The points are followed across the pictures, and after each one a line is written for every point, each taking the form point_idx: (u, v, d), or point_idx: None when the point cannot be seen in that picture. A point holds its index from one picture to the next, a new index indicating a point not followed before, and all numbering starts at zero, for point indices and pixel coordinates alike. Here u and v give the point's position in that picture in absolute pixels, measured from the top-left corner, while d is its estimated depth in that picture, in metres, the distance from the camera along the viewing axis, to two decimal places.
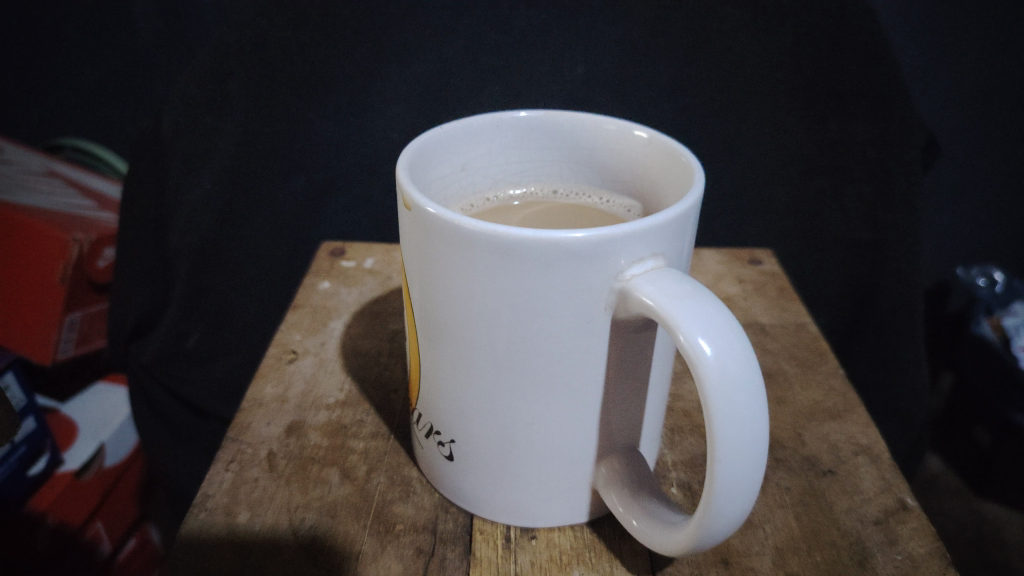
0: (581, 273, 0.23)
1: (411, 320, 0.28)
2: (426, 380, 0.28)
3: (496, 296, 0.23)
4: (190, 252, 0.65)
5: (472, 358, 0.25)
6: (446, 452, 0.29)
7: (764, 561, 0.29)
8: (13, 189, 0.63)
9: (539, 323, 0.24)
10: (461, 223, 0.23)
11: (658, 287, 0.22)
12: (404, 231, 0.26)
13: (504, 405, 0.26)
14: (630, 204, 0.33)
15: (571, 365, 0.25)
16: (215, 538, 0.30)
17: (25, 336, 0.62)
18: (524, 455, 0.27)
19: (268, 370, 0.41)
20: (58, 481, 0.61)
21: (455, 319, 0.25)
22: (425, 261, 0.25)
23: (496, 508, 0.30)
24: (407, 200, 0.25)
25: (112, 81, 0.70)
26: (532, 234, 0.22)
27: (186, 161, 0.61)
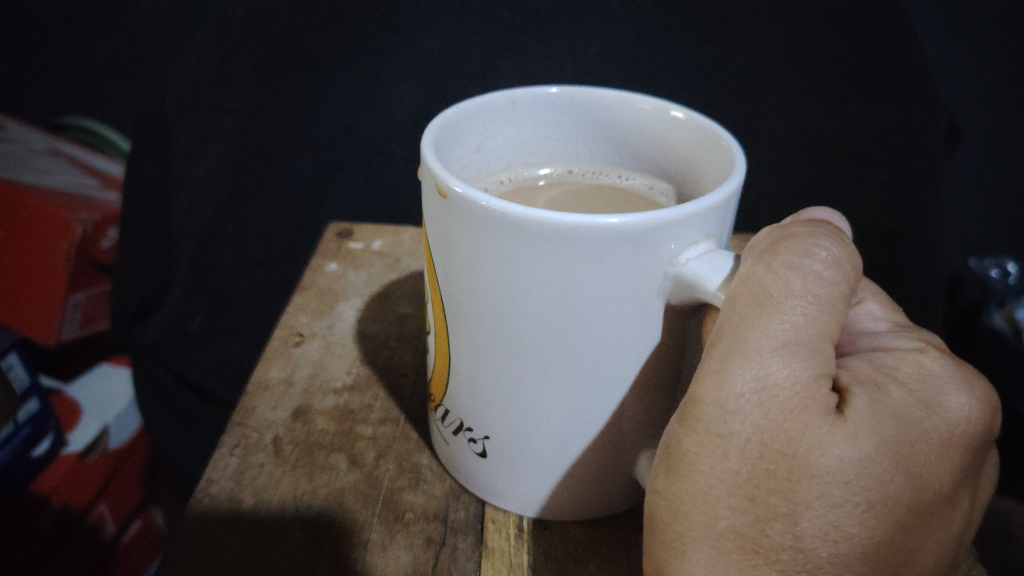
0: (633, 261, 0.21)
1: (440, 315, 0.26)
2: (458, 376, 0.27)
3: (544, 288, 0.22)
4: (196, 232, 0.63)
5: (511, 351, 0.24)
6: (478, 449, 0.28)
7: None
8: (17, 167, 0.61)
9: (586, 313, 0.22)
10: (508, 210, 0.21)
11: (721, 272, 0.21)
12: (432, 219, 0.24)
13: (547, 401, 0.25)
14: (653, 183, 0.32)
15: (618, 356, 0.23)
16: (218, 522, 0.30)
17: (28, 317, 0.62)
18: (566, 450, 0.26)
19: (274, 353, 0.40)
20: (61, 463, 0.61)
21: (495, 312, 0.23)
22: (461, 251, 0.23)
23: (510, 498, 0.29)
24: (441, 184, 0.23)
25: (116, 60, 0.69)
26: (587, 221, 0.20)
27: (190, 137, 0.61)
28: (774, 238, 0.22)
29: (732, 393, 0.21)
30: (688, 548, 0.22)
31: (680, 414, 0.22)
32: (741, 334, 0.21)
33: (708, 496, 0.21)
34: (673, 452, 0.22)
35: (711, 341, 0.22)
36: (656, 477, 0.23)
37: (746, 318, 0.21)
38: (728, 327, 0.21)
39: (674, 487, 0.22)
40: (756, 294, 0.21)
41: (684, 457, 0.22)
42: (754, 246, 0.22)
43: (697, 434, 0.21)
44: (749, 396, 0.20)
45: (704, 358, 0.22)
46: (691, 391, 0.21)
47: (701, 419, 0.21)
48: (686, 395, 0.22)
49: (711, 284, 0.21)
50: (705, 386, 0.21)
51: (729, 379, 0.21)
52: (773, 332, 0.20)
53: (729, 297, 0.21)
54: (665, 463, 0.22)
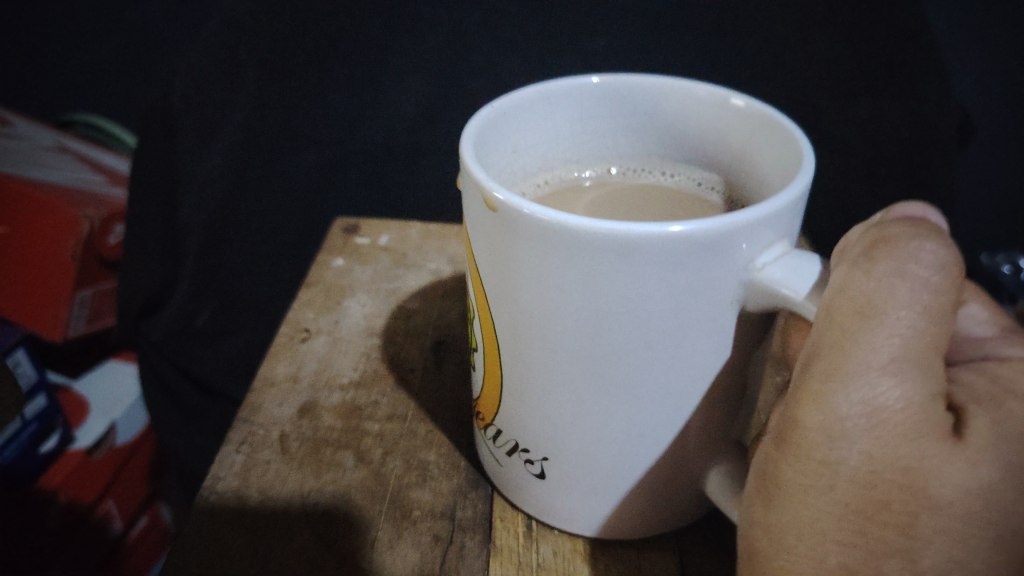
0: (706, 269, 0.19)
1: (489, 332, 0.24)
2: (511, 395, 0.25)
3: (608, 302, 0.20)
4: (201, 229, 0.62)
5: (569, 370, 0.22)
6: (535, 470, 0.26)
7: None
8: (24, 163, 0.62)
9: (653, 327, 0.20)
10: (567, 220, 0.19)
11: (806, 278, 0.20)
12: (475, 233, 0.23)
13: (610, 419, 0.23)
14: (700, 176, 0.32)
15: (686, 370, 0.22)
16: (223, 518, 0.30)
17: (35, 313, 0.62)
18: (630, 470, 0.24)
19: (280, 349, 0.40)
20: (69, 459, 0.61)
21: (552, 329, 0.22)
22: (510, 267, 0.21)
23: (547, 511, 0.28)
24: (487, 195, 0.21)
25: (122, 57, 0.69)
26: (656, 229, 0.19)
27: (197, 135, 0.60)
28: (867, 241, 0.20)
29: (844, 424, 0.18)
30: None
31: (780, 438, 0.20)
32: (846, 354, 0.18)
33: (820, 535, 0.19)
34: (775, 482, 0.20)
35: (805, 356, 0.20)
36: (754, 500, 0.21)
37: (847, 335, 0.18)
38: (829, 347, 0.19)
39: (776, 518, 0.20)
40: (856, 307, 0.18)
41: (788, 486, 0.20)
42: (846, 253, 0.20)
43: (804, 463, 0.19)
44: (863, 426, 0.18)
45: (802, 376, 0.20)
46: (794, 415, 0.20)
47: (809, 449, 0.19)
48: (786, 416, 0.20)
49: (798, 291, 0.19)
50: (811, 413, 0.19)
51: (841, 407, 0.18)
52: (883, 351, 0.18)
53: (825, 308, 0.19)
54: (764, 487, 0.21)
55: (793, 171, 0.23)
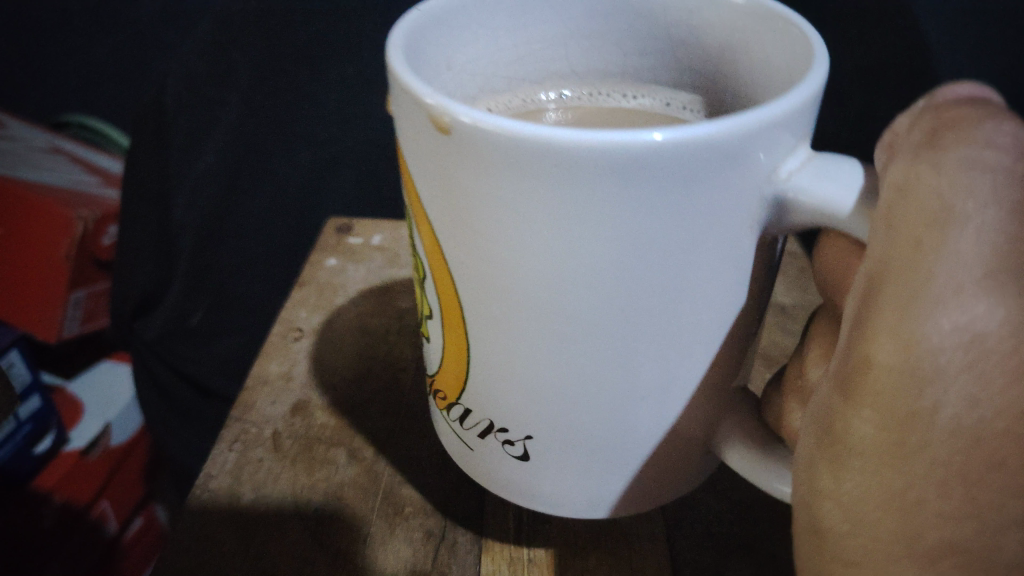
0: (700, 187, 0.17)
1: (449, 288, 0.22)
2: (483, 357, 0.22)
3: (604, 230, 0.18)
4: (194, 230, 0.62)
5: (547, 316, 0.20)
6: (517, 452, 0.25)
7: (785, 554, 0.27)
8: (17, 164, 0.62)
9: (643, 258, 0.18)
10: (550, 132, 0.16)
11: (850, 186, 0.18)
12: (419, 174, 0.20)
13: (606, 370, 0.21)
14: (670, 97, 0.31)
15: (686, 307, 0.19)
16: (217, 514, 0.30)
17: (30, 314, 0.62)
18: (627, 425, 0.22)
19: (273, 348, 0.40)
20: (64, 460, 0.61)
21: (535, 271, 0.19)
22: (465, 206, 0.19)
23: (539, 495, 0.26)
24: (440, 118, 0.18)
25: (116, 60, 0.69)
26: (661, 134, 0.16)
27: (187, 134, 0.59)
28: (926, 131, 0.16)
29: (919, 363, 0.14)
30: (856, 552, 0.16)
31: (845, 375, 0.16)
32: (919, 273, 0.14)
33: (897, 503, 0.15)
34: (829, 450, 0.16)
35: (867, 275, 0.16)
36: (817, 449, 0.17)
37: (917, 251, 0.14)
38: (900, 264, 0.15)
39: (838, 486, 0.16)
40: (926, 213, 0.15)
41: (854, 437, 0.16)
42: (902, 144, 0.16)
43: (875, 410, 0.15)
44: (950, 366, 0.14)
45: (867, 296, 0.16)
46: (859, 348, 0.15)
47: (877, 391, 0.15)
48: (846, 366, 0.16)
49: (842, 202, 0.18)
50: (881, 346, 0.15)
51: (919, 342, 0.14)
52: (971, 262, 0.14)
53: (886, 215, 0.16)
54: (826, 435, 0.17)
55: (802, 71, 0.20)
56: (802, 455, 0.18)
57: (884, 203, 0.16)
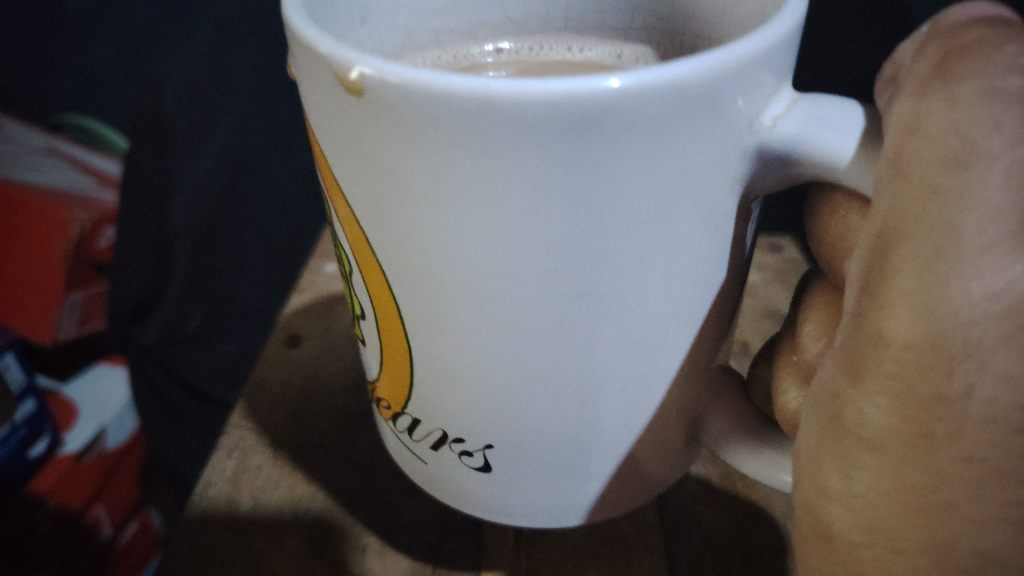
0: (669, 138, 0.16)
1: (379, 277, 0.20)
2: (426, 349, 0.21)
3: (561, 196, 0.16)
4: (191, 233, 0.60)
5: (500, 297, 0.18)
6: (477, 463, 0.23)
7: (785, 560, 0.27)
8: (13, 163, 0.61)
9: (606, 220, 0.17)
10: (493, 85, 0.15)
11: (850, 131, 0.17)
12: (337, 151, 0.18)
13: (565, 353, 0.19)
14: (619, 50, 0.31)
15: (658, 272, 0.18)
16: (217, 522, 0.31)
17: (24, 316, 0.61)
18: (598, 408, 0.21)
19: (268, 356, 0.38)
20: (57, 465, 0.61)
21: (484, 249, 0.17)
22: (393, 180, 0.17)
23: (501, 503, 0.25)
24: (357, 82, 0.16)
25: (114, 61, 0.69)
26: (619, 80, 0.15)
27: (186, 135, 0.58)
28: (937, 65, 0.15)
29: (944, 335, 0.14)
30: (871, 549, 0.16)
31: (850, 351, 0.16)
32: (936, 229, 0.14)
33: (919, 496, 0.15)
34: (836, 425, 0.16)
35: (874, 231, 0.15)
36: (819, 435, 0.17)
37: (933, 198, 0.14)
38: (913, 218, 0.14)
39: (853, 472, 0.16)
40: (941, 156, 0.14)
41: (863, 423, 0.16)
42: (906, 83, 0.16)
43: (886, 389, 0.15)
44: (984, 339, 0.13)
45: (872, 264, 0.15)
46: (870, 321, 0.15)
47: (890, 369, 0.15)
48: (858, 337, 0.15)
49: (845, 148, 0.17)
50: (894, 319, 0.14)
51: (939, 309, 0.14)
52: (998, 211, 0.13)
53: (893, 159, 0.15)
54: (833, 418, 0.16)
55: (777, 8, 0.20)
56: (801, 440, 0.18)
57: (890, 147, 0.15)
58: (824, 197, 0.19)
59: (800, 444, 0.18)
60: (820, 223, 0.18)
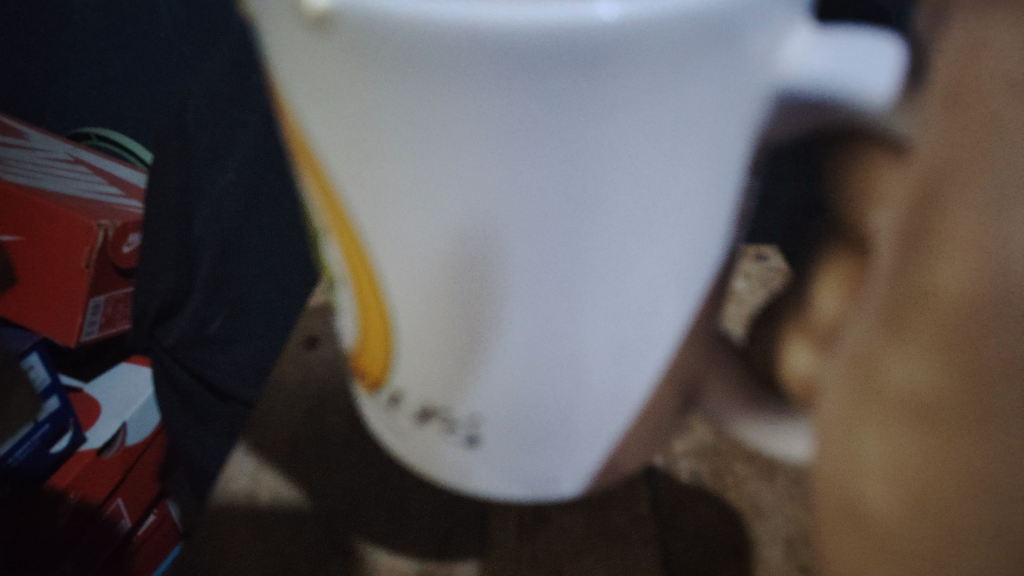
0: (661, 78, 0.15)
1: (356, 230, 0.20)
2: (411, 307, 0.21)
3: (550, 136, 0.16)
4: (215, 240, 0.63)
5: (491, 245, 0.18)
6: (461, 438, 0.24)
7: (773, 552, 0.29)
8: (41, 175, 0.64)
9: (598, 163, 0.17)
10: (479, 14, 0.14)
11: (883, 67, 0.17)
12: (314, 99, 0.18)
13: (554, 306, 0.19)
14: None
15: (652, 221, 0.18)
16: (237, 512, 0.33)
17: (47, 318, 0.65)
18: (592, 366, 0.21)
19: (288, 356, 0.40)
20: (81, 458, 0.64)
21: (474, 193, 0.17)
22: (375, 126, 0.17)
23: (484, 474, 0.25)
24: (330, 14, 0.15)
25: (137, 75, 0.73)
26: (607, 6, 0.14)
27: (210, 150, 0.60)
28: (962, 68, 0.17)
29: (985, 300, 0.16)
30: (908, 513, 0.19)
31: (897, 304, 0.18)
32: (985, 190, 0.16)
33: (960, 470, 0.17)
34: (877, 387, 0.19)
35: (913, 185, 0.18)
36: (863, 386, 0.19)
37: (982, 160, 0.16)
38: (961, 190, 0.16)
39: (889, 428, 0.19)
40: (994, 114, 0.16)
41: (903, 383, 0.18)
42: (949, 34, 0.17)
43: (933, 344, 0.17)
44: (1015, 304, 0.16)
45: (915, 220, 0.18)
46: (917, 285, 0.17)
47: (935, 323, 0.17)
48: (906, 302, 0.18)
49: (879, 85, 0.17)
50: (944, 275, 0.17)
51: (992, 263, 0.16)
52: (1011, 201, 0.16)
53: (945, 90, 0.17)
54: (868, 376, 0.19)
55: None
56: (841, 396, 0.21)
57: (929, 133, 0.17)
58: (844, 162, 0.20)
59: (841, 400, 0.21)
60: (845, 190, 0.21)
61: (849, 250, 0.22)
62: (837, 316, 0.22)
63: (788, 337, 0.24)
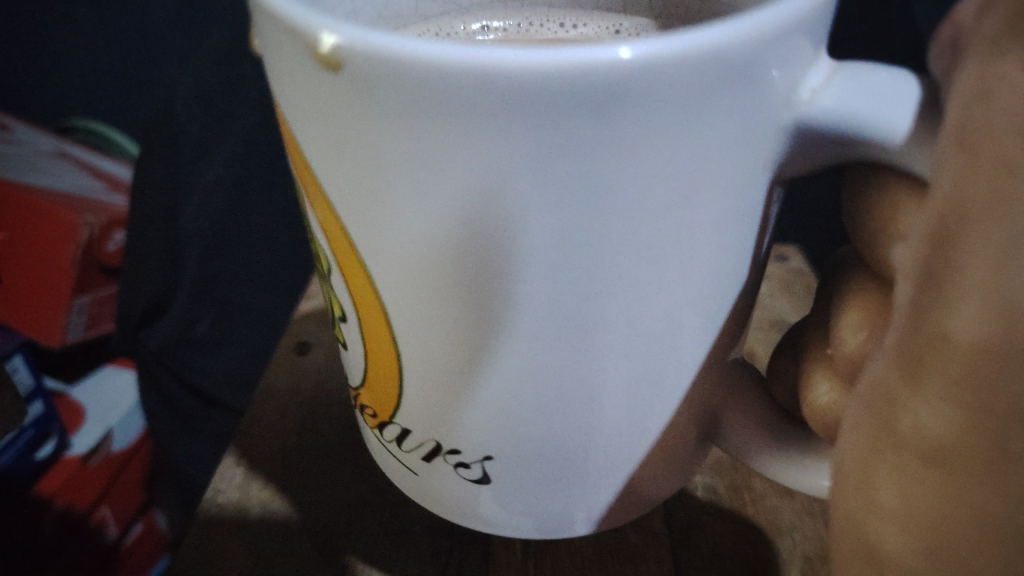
0: (684, 124, 0.14)
1: (356, 271, 0.18)
2: (418, 354, 0.19)
3: (565, 184, 0.15)
4: (201, 237, 0.60)
5: (501, 295, 0.17)
6: (475, 476, 0.23)
7: (792, 572, 0.27)
8: (21, 169, 0.61)
9: (616, 211, 0.15)
10: (494, 55, 0.13)
11: (902, 104, 0.15)
12: (312, 137, 0.16)
13: (569, 356, 0.18)
14: (617, 23, 0.30)
15: (673, 267, 0.17)
16: (224, 527, 0.31)
17: (30, 318, 0.62)
18: (607, 411, 0.20)
19: (279, 362, 0.38)
20: (65, 466, 0.62)
21: (485, 245, 0.16)
22: (375, 168, 0.15)
23: (496, 513, 0.24)
24: (333, 54, 0.14)
25: (122, 65, 0.70)
26: (629, 50, 0.13)
27: (198, 145, 0.58)
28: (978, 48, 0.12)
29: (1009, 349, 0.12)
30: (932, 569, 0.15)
31: (908, 347, 0.14)
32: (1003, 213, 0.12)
33: (997, 518, 0.13)
34: (887, 436, 0.15)
35: (935, 216, 0.13)
36: (874, 440, 0.15)
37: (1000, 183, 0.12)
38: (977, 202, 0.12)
39: (892, 479, 0.15)
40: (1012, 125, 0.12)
41: (922, 437, 0.14)
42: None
43: (949, 395, 0.13)
44: None
45: (927, 245, 0.13)
46: (928, 321, 0.13)
47: (949, 373, 0.13)
48: (914, 336, 0.14)
49: (893, 122, 0.15)
50: (959, 319, 0.13)
51: (1020, 305, 0.12)
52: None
53: (956, 134, 0.13)
54: (886, 426, 0.15)
55: None
56: (850, 442, 0.17)
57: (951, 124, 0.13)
58: (866, 183, 0.17)
59: (851, 446, 0.16)
60: (863, 212, 0.17)
61: (878, 276, 0.18)
62: (862, 350, 0.18)
63: (811, 368, 0.20)
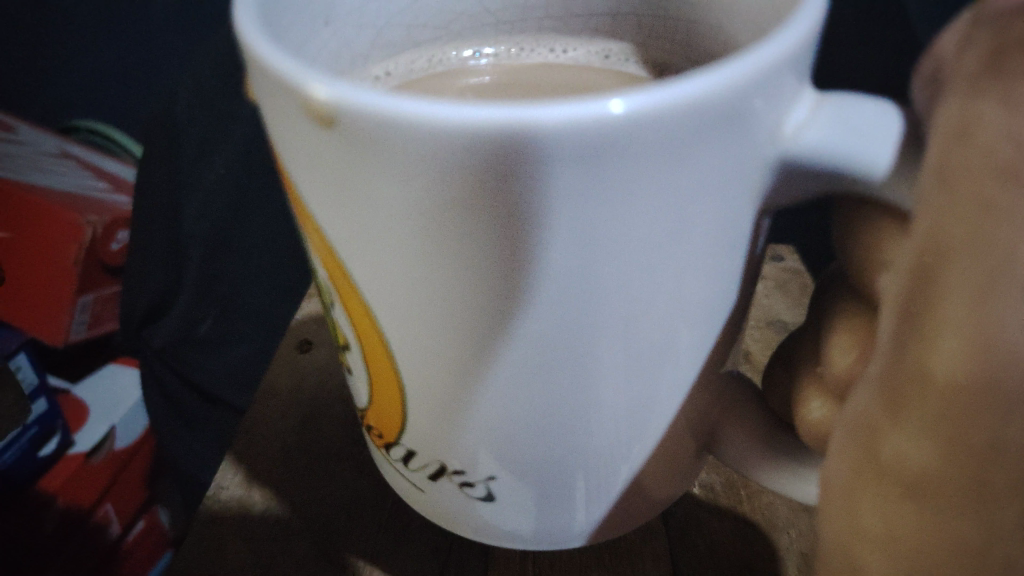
0: (674, 167, 0.14)
1: (357, 302, 0.19)
2: (417, 379, 0.20)
3: (558, 225, 0.15)
4: (203, 238, 0.61)
5: (500, 326, 0.17)
6: (480, 493, 0.23)
7: (788, 567, 0.28)
8: (25, 168, 0.62)
9: (610, 248, 0.16)
10: (486, 110, 0.13)
11: (883, 139, 0.16)
12: (309, 181, 0.17)
13: (565, 383, 0.19)
14: (606, 48, 0.31)
15: (667, 295, 0.17)
16: (226, 526, 0.32)
17: (33, 318, 0.62)
18: (604, 430, 0.20)
19: (280, 360, 0.39)
20: (69, 463, 0.62)
21: (481, 281, 0.16)
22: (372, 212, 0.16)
23: (501, 528, 0.25)
24: (328, 108, 0.14)
25: (124, 66, 0.71)
26: (620, 103, 0.13)
27: (199, 145, 0.59)
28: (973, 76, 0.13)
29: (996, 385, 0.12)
30: None
31: (889, 381, 0.14)
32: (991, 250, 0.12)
33: None
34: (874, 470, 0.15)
35: (917, 253, 0.14)
36: (855, 469, 0.16)
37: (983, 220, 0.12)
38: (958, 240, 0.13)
39: (877, 510, 0.15)
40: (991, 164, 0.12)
41: (902, 464, 0.14)
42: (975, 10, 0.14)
43: (929, 431, 0.13)
44: None
45: (911, 283, 0.14)
46: (912, 356, 0.14)
47: (933, 408, 0.13)
48: (897, 374, 0.14)
49: (877, 155, 0.16)
50: (941, 355, 0.13)
51: (999, 344, 0.12)
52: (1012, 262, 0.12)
53: (938, 170, 0.13)
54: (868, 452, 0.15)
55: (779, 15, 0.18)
56: (834, 467, 0.17)
57: (935, 157, 0.14)
58: (855, 211, 0.17)
59: (833, 471, 0.17)
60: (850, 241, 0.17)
61: (863, 302, 0.18)
62: (850, 372, 0.18)
63: (804, 386, 0.21)
